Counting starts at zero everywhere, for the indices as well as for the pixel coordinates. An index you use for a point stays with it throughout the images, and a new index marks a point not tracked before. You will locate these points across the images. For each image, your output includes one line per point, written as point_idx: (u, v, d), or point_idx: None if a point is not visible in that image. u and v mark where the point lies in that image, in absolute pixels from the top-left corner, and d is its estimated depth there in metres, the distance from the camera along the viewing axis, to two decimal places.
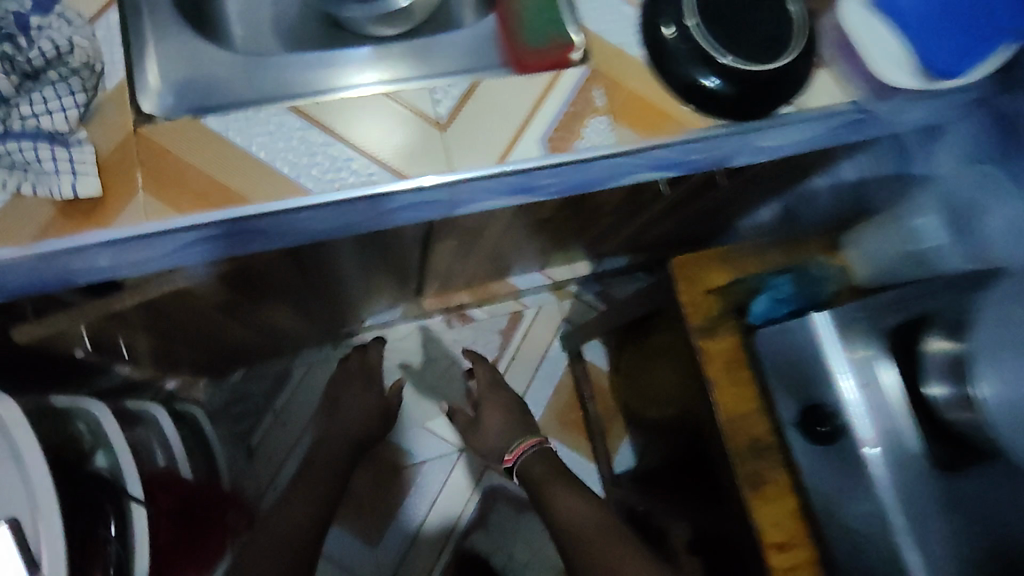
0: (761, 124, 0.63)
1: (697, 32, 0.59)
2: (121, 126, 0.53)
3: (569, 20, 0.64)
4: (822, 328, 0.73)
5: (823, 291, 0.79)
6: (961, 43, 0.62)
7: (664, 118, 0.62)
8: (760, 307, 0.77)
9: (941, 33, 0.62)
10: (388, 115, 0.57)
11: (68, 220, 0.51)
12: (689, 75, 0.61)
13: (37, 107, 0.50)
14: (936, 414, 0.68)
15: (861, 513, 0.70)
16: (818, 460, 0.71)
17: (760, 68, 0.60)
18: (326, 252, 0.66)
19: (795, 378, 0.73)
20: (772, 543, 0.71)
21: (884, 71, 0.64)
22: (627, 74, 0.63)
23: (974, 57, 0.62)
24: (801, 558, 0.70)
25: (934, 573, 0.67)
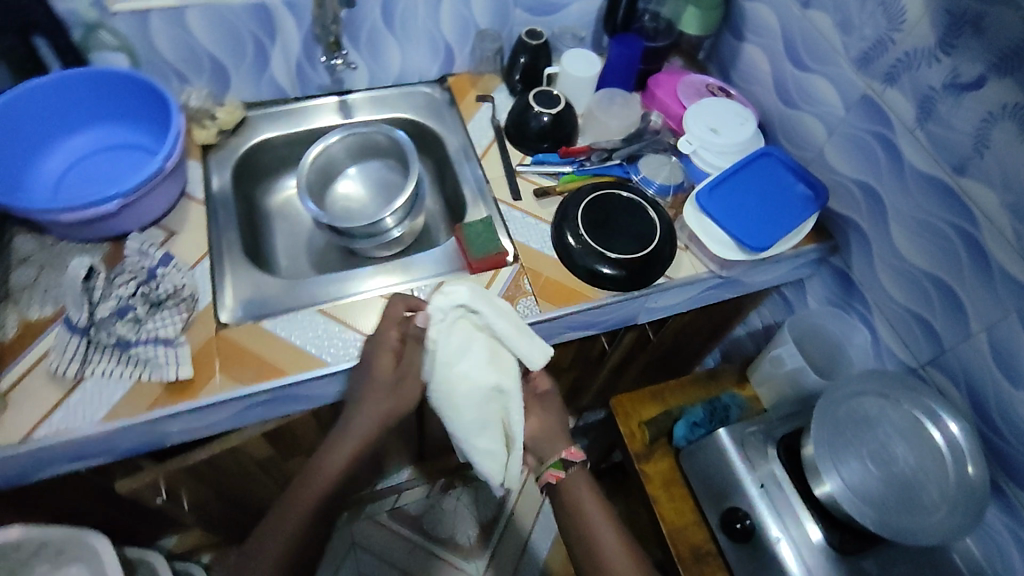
0: (642, 291, 0.91)
1: (585, 236, 0.91)
2: (208, 331, 0.80)
3: (503, 236, 0.94)
4: (725, 441, 0.91)
5: (731, 415, 0.99)
6: (761, 231, 0.89)
7: (573, 294, 0.89)
8: (681, 431, 0.97)
9: (747, 224, 0.90)
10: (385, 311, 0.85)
11: (169, 394, 0.76)
12: (583, 261, 0.90)
13: (161, 324, 0.77)
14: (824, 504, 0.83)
15: None
16: (740, 554, 0.87)
17: (631, 256, 0.90)
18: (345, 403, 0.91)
19: (716, 488, 0.91)
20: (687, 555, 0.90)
21: (715, 247, 0.89)
22: (544, 265, 0.91)
23: (772, 236, 0.89)
24: (709, 558, 0.90)
25: None
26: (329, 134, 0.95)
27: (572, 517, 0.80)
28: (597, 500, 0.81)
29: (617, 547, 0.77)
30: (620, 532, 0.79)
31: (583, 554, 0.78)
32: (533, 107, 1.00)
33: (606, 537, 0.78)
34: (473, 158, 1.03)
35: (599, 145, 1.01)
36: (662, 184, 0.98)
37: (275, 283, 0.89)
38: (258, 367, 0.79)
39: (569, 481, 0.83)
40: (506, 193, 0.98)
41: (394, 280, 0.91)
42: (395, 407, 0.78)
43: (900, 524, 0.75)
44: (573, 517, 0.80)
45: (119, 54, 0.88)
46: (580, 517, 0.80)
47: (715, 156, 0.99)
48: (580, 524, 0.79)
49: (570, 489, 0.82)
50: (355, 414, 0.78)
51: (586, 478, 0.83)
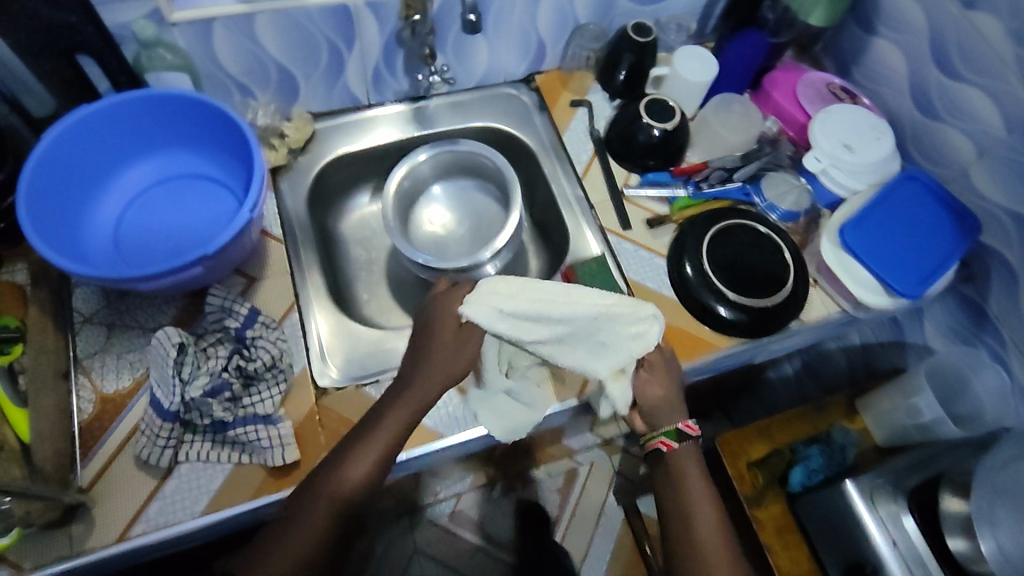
0: (771, 337, 0.82)
1: (708, 273, 0.82)
2: (308, 401, 0.73)
3: (619, 275, 0.84)
4: (852, 495, 0.85)
5: (847, 457, 0.94)
6: (913, 272, 0.79)
7: (698, 343, 0.81)
8: (797, 476, 0.92)
9: (896, 263, 0.79)
10: None
11: (274, 477, 0.68)
12: (708, 305, 0.81)
13: (260, 399, 0.69)
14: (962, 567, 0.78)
15: None
16: None
17: (763, 301, 0.80)
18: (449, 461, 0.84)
19: (837, 539, 0.87)
20: None
21: (858, 290, 0.80)
22: (664, 310, 0.83)
23: (925, 277, 0.78)
24: None
25: None
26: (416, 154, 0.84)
27: (673, 485, 0.70)
28: (705, 480, 0.70)
29: (712, 532, 0.67)
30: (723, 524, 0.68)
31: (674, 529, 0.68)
32: (643, 118, 0.88)
33: (701, 522, 0.67)
34: (571, 176, 0.92)
35: (716, 162, 0.90)
36: (789, 211, 0.87)
37: (370, 335, 0.80)
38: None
39: (679, 452, 0.71)
40: (613, 221, 0.88)
41: None
42: (432, 386, 0.67)
43: None
44: (677, 483, 0.70)
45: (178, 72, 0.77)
46: (682, 487, 0.69)
47: (848, 177, 0.88)
48: (679, 495, 0.69)
49: (679, 459, 0.71)
50: (391, 406, 0.66)
51: (697, 454, 0.72)
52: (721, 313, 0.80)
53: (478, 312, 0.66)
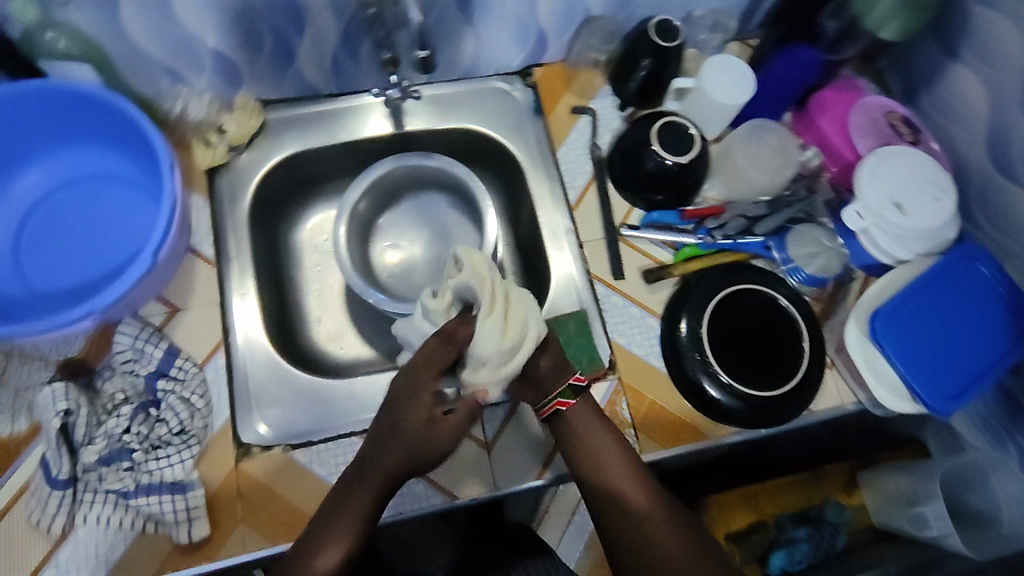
0: (769, 430, 0.70)
1: (705, 344, 0.69)
2: (226, 464, 0.64)
3: (601, 337, 0.72)
4: None
5: (837, 542, 0.85)
6: (950, 380, 0.66)
7: (683, 429, 0.70)
8: (778, 560, 0.85)
9: (931, 366, 0.67)
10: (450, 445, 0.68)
11: (181, 552, 0.60)
12: (699, 385, 0.69)
13: (165, 465, 0.61)
14: None
15: None
16: None
17: (764, 393, 0.68)
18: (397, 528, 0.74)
19: None
20: None
21: (881, 392, 0.68)
22: (649, 385, 0.71)
23: (964, 388, 0.66)
24: None
25: None
26: (370, 173, 0.72)
27: (576, 458, 0.63)
28: (611, 436, 0.63)
29: (630, 490, 0.60)
30: (638, 474, 0.61)
31: (595, 495, 0.62)
32: (653, 146, 0.73)
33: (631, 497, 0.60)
34: (562, 204, 0.78)
35: (736, 207, 0.76)
36: (812, 278, 0.74)
37: (302, 383, 0.69)
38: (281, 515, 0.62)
39: (572, 414, 0.64)
40: (605, 267, 0.75)
41: None
42: (401, 460, 0.57)
43: None
44: (581, 450, 0.62)
45: (81, 61, 0.64)
46: (591, 453, 0.62)
47: (893, 244, 0.73)
48: (588, 458, 0.62)
49: (578, 419, 0.63)
50: (353, 481, 0.58)
51: (593, 410, 0.64)
52: (713, 398, 0.69)
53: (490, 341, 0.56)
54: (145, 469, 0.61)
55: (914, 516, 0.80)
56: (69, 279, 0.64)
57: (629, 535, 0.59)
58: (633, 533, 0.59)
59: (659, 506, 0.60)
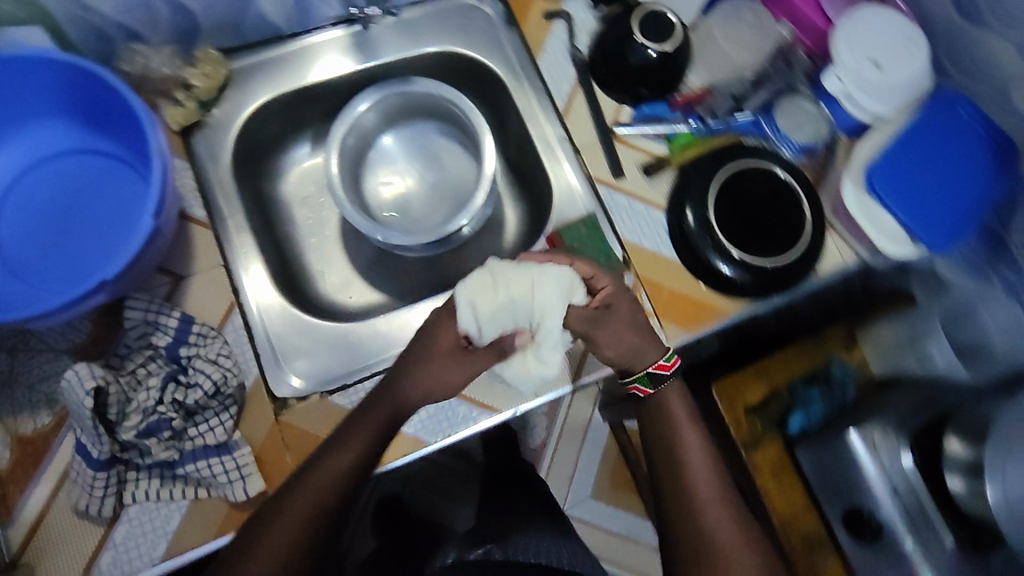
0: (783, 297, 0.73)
1: (713, 226, 0.71)
2: (267, 418, 0.62)
3: (612, 238, 0.73)
4: (854, 442, 0.83)
5: (848, 395, 0.90)
6: (944, 219, 0.70)
7: (703, 310, 0.72)
8: (797, 420, 0.89)
9: (925, 209, 0.70)
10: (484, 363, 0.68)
11: (240, 510, 0.59)
12: (713, 266, 0.71)
13: (205, 429, 0.60)
14: (958, 506, 0.76)
15: None
16: (862, 550, 0.82)
17: (774, 262, 0.71)
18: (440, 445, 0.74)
19: (838, 486, 0.84)
20: (798, 539, 0.85)
21: (883, 242, 0.71)
22: (665, 274, 0.73)
23: (957, 224, 0.70)
24: (811, 530, 0.85)
25: None
26: (352, 106, 0.69)
27: (663, 435, 0.69)
28: (696, 426, 0.69)
29: (711, 494, 0.66)
30: (720, 482, 0.67)
31: (670, 482, 0.67)
32: (637, 38, 0.72)
33: (697, 462, 0.68)
34: (549, 114, 0.77)
35: (722, 88, 0.77)
36: (803, 147, 0.76)
37: (325, 330, 0.67)
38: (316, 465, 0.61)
39: (665, 395, 0.69)
40: (603, 168, 0.75)
41: None
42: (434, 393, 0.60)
43: None
44: (667, 427, 0.69)
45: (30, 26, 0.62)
46: (672, 440, 0.69)
47: (873, 102, 0.74)
48: (672, 446, 0.68)
49: (664, 397, 0.69)
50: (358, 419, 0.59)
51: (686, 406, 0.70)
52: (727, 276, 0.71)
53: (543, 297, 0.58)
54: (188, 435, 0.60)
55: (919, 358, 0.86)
56: (61, 260, 0.61)
57: (698, 529, 0.65)
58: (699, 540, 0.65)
59: (736, 528, 0.65)
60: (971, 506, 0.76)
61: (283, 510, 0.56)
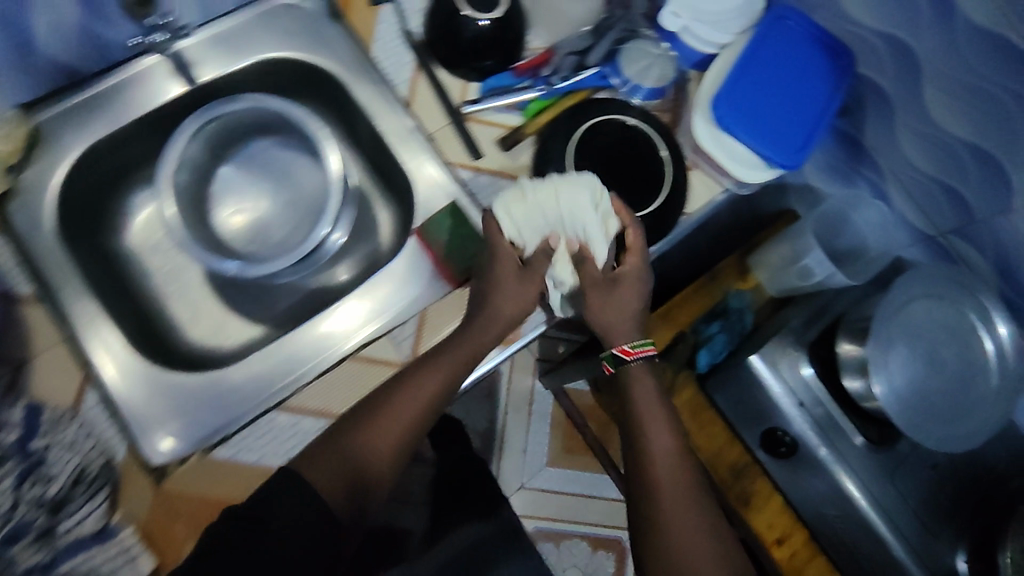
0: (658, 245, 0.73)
1: None
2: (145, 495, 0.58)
3: (480, 219, 0.71)
4: (757, 367, 0.85)
5: (746, 322, 0.93)
6: (794, 137, 0.71)
7: None
8: (703, 357, 0.92)
9: (775, 130, 0.70)
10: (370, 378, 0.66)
11: None
12: None
13: (77, 519, 0.56)
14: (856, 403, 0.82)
15: (816, 483, 0.85)
16: (783, 466, 0.87)
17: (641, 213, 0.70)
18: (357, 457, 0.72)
19: (751, 411, 0.87)
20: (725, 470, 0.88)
21: (739, 172, 0.72)
22: None
23: (806, 140, 0.71)
24: (734, 456, 0.89)
25: (869, 492, 0.83)
26: (177, 136, 0.63)
27: (632, 421, 0.64)
28: (665, 408, 0.65)
29: (677, 486, 0.62)
30: (686, 473, 0.63)
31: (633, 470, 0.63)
32: (465, 11, 0.69)
33: (665, 446, 0.63)
34: (394, 105, 0.74)
35: (564, 46, 0.75)
36: (652, 91, 0.75)
37: (193, 383, 0.63)
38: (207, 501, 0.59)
39: (631, 373, 0.65)
40: (460, 151, 0.73)
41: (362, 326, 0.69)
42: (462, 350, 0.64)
43: (939, 427, 0.73)
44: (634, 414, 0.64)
45: None
46: (640, 430, 0.64)
47: (713, 32, 0.74)
48: (641, 436, 0.64)
49: (634, 374, 0.65)
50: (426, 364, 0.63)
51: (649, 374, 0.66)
52: None
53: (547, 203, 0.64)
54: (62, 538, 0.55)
55: (799, 270, 0.87)
56: None
57: (656, 524, 0.61)
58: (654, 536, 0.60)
59: (699, 526, 0.60)
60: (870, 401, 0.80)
61: (346, 450, 0.58)
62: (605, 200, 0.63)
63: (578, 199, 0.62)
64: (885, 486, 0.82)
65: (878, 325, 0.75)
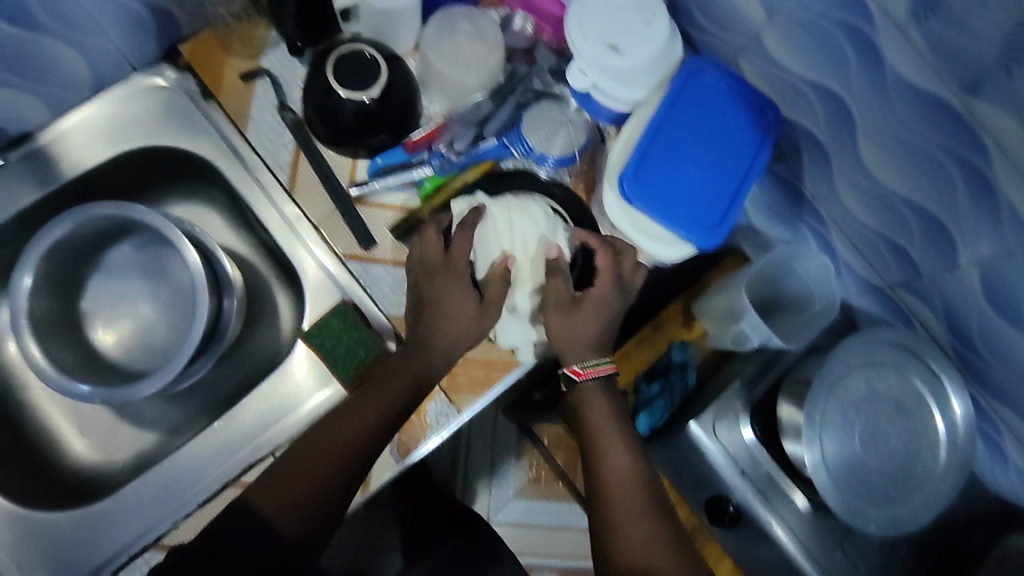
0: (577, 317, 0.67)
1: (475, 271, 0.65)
2: None
3: (372, 316, 0.66)
4: (695, 434, 0.78)
5: (690, 381, 0.84)
6: (709, 210, 0.65)
7: (489, 366, 0.66)
8: (643, 422, 0.83)
9: (688, 204, 0.65)
10: None
11: None
12: None
13: None
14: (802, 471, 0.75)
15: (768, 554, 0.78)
16: (732, 537, 0.79)
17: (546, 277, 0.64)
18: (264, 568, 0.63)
19: (693, 479, 0.80)
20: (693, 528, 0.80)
21: (652, 251, 0.67)
22: None
23: (724, 213, 0.65)
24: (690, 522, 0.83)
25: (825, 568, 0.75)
26: (36, 243, 0.58)
27: (587, 441, 0.61)
28: (619, 424, 0.61)
29: (637, 501, 0.57)
30: (643, 487, 0.58)
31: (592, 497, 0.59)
32: (337, 90, 0.62)
33: (613, 471, 0.59)
34: (276, 187, 0.67)
35: (460, 116, 0.69)
36: (558, 157, 0.69)
37: (74, 517, 0.62)
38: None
39: (583, 393, 0.62)
40: (349, 240, 0.67)
41: (254, 440, 0.65)
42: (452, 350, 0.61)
43: (876, 507, 0.68)
44: (587, 434, 0.61)
45: None
46: (594, 451, 0.60)
47: (625, 89, 0.68)
48: (598, 455, 0.60)
49: (583, 395, 0.62)
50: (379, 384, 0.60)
51: (605, 393, 0.62)
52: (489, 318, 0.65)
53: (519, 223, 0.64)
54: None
55: (736, 334, 0.82)
56: None
57: (614, 551, 0.55)
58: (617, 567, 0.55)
59: (661, 543, 0.55)
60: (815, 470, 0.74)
61: (290, 476, 0.57)
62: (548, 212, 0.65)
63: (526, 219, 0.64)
64: (839, 560, 0.76)
65: (812, 396, 0.69)
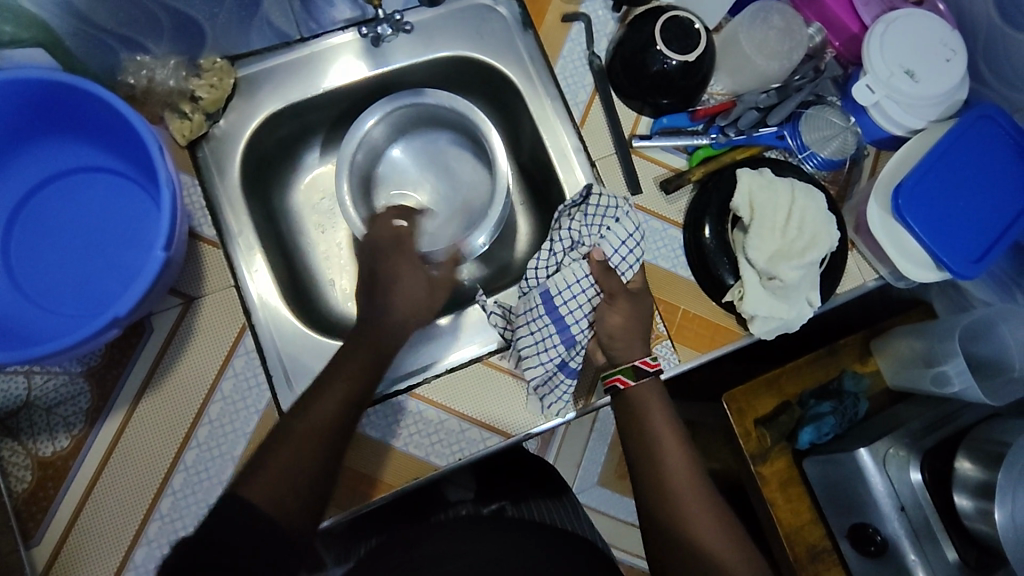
0: (809, 284, 0.68)
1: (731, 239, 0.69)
2: None
3: None
4: (863, 462, 0.82)
5: (860, 410, 0.90)
6: (969, 246, 0.69)
7: (718, 332, 0.71)
8: (807, 434, 0.90)
9: (952, 236, 0.68)
10: (500, 385, 0.69)
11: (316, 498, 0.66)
12: (721, 279, 0.69)
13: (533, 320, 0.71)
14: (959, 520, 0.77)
15: None
16: (868, 564, 0.84)
17: (802, 238, 0.67)
18: (469, 402, 0.68)
19: (844, 500, 0.85)
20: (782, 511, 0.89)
21: (906, 268, 0.70)
22: (682, 297, 0.71)
23: (981, 255, 0.69)
24: (813, 535, 0.90)
25: None
26: (362, 121, 0.69)
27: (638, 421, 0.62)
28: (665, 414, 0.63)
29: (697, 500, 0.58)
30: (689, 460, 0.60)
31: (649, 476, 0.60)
32: (658, 46, 0.68)
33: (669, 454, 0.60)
34: (566, 122, 0.74)
35: (747, 99, 0.73)
36: (825, 158, 0.73)
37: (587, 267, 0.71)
38: (358, 487, 0.65)
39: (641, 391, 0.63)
40: (618, 183, 0.73)
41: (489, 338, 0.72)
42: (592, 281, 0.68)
43: None
44: (638, 429, 0.62)
45: (30, 46, 0.58)
46: (646, 437, 0.62)
47: (906, 115, 0.71)
48: (645, 444, 0.61)
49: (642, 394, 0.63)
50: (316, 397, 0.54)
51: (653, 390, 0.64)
52: (727, 279, 0.69)
53: (780, 190, 0.68)
54: (200, 468, 0.62)
55: (936, 377, 0.85)
56: (62, 270, 0.61)
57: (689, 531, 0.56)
58: (698, 548, 0.55)
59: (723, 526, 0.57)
60: (976, 522, 0.75)
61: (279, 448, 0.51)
62: (802, 187, 0.68)
63: (779, 190, 0.68)
64: None
65: (1010, 459, 0.72)
